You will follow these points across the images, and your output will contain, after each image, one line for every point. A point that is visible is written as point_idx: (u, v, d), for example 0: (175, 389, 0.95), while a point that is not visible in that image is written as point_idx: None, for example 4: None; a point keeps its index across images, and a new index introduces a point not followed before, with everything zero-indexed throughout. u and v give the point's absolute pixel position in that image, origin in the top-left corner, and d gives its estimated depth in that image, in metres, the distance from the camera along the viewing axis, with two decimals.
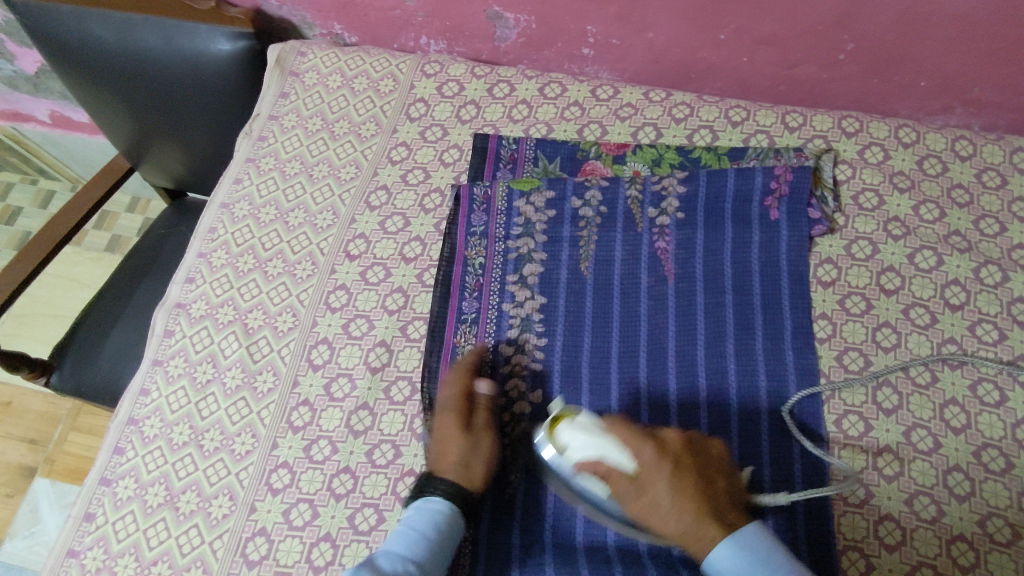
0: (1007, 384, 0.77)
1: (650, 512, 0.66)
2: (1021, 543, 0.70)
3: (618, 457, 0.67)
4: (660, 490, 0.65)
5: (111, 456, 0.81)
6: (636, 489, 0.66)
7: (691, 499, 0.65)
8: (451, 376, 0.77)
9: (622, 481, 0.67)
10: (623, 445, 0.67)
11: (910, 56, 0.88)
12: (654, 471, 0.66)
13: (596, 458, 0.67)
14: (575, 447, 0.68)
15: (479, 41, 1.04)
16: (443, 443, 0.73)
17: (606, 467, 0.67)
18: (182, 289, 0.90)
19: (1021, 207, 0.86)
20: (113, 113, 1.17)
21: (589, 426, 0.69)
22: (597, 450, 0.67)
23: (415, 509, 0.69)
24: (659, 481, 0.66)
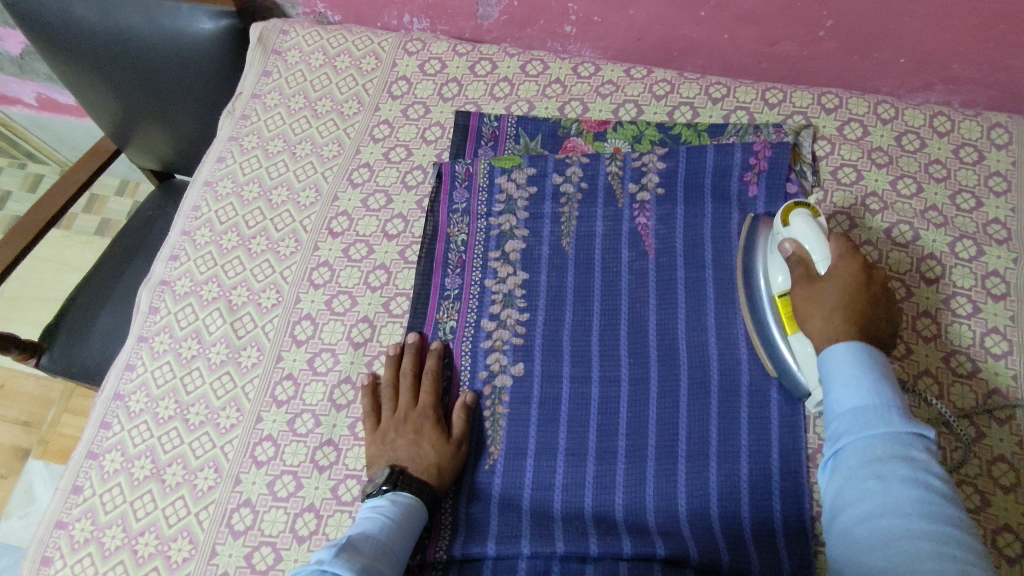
0: (980, 355, 0.78)
1: (813, 303, 0.68)
2: (991, 510, 0.71)
3: (820, 254, 0.71)
4: (829, 290, 0.68)
5: (97, 430, 0.82)
6: (813, 283, 0.70)
7: (852, 310, 0.67)
8: (425, 382, 0.79)
9: (808, 276, 0.70)
10: (829, 251, 0.71)
11: (888, 32, 0.89)
12: (840, 274, 0.69)
13: (806, 245, 0.72)
14: (795, 229, 0.73)
15: (462, 19, 1.04)
16: (423, 448, 0.74)
17: (806, 254, 0.72)
18: (167, 267, 0.91)
19: (997, 182, 0.87)
20: (97, 93, 1.17)
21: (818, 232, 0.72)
22: (811, 243, 0.72)
23: (386, 499, 0.70)
24: (839, 277, 0.69)
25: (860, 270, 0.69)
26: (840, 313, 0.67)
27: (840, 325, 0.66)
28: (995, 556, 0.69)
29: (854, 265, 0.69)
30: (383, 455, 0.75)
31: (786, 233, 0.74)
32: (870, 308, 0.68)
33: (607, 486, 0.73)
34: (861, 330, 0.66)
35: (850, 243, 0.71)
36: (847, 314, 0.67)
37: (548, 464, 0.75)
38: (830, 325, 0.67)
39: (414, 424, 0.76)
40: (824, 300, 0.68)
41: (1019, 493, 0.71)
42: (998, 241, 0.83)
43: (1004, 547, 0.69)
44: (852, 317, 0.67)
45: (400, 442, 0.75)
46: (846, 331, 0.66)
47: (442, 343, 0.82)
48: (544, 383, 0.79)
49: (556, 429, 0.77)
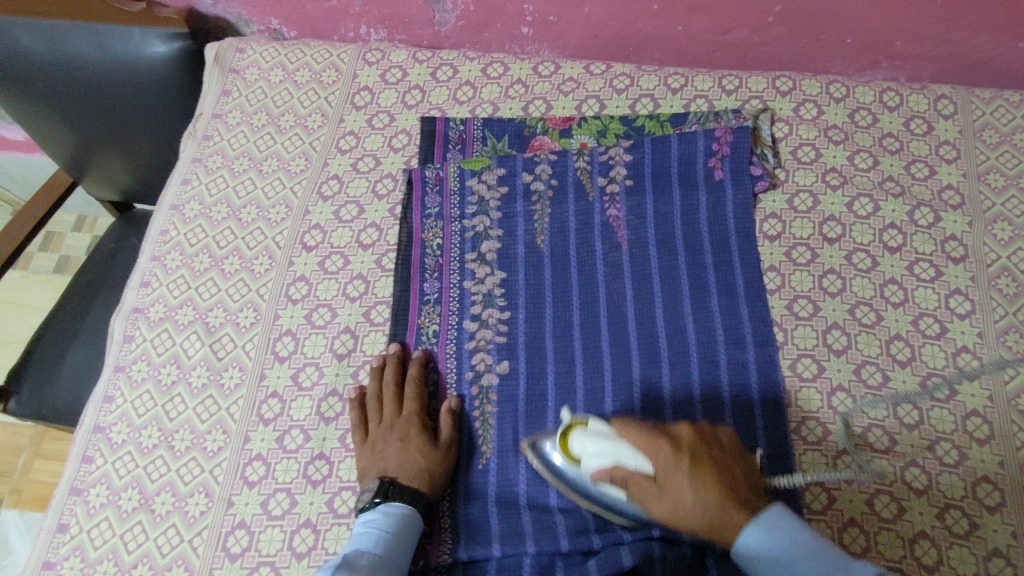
0: (946, 316, 0.81)
1: (676, 506, 0.61)
2: (969, 462, 0.73)
3: (632, 460, 0.63)
4: (684, 484, 0.60)
5: (79, 465, 0.80)
6: (661, 497, 0.61)
7: (719, 483, 0.60)
8: (409, 390, 0.79)
9: (646, 485, 0.62)
10: (631, 448, 0.63)
11: (834, 14, 0.92)
12: (672, 470, 0.61)
13: (611, 464, 0.65)
14: (585, 458, 0.67)
15: (419, 26, 1.05)
16: (411, 454, 0.74)
17: (623, 471, 0.64)
18: (139, 293, 0.89)
19: (947, 150, 0.90)
20: (48, 125, 1.14)
21: (603, 431, 0.66)
22: (613, 453, 0.64)
23: (380, 512, 0.69)
24: (674, 480, 0.61)
25: (679, 447, 0.62)
26: (712, 489, 0.60)
27: (716, 509, 0.59)
28: (977, 506, 0.71)
29: (677, 445, 0.62)
30: (373, 466, 0.74)
31: (580, 467, 0.68)
32: (723, 473, 0.61)
33: None
34: (735, 495, 0.60)
35: (639, 428, 0.64)
36: (719, 488, 0.60)
37: None
38: (704, 504, 0.60)
39: (401, 432, 0.76)
40: (684, 497, 0.60)
41: (994, 444, 0.74)
42: (953, 206, 0.87)
43: (983, 498, 0.71)
44: (723, 499, 0.60)
45: (388, 451, 0.75)
46: (727, 512, 0.59)
47: (425, 351, 0.82)
48: (530, 379, 0.80)
49: (546, 423, 0.77)
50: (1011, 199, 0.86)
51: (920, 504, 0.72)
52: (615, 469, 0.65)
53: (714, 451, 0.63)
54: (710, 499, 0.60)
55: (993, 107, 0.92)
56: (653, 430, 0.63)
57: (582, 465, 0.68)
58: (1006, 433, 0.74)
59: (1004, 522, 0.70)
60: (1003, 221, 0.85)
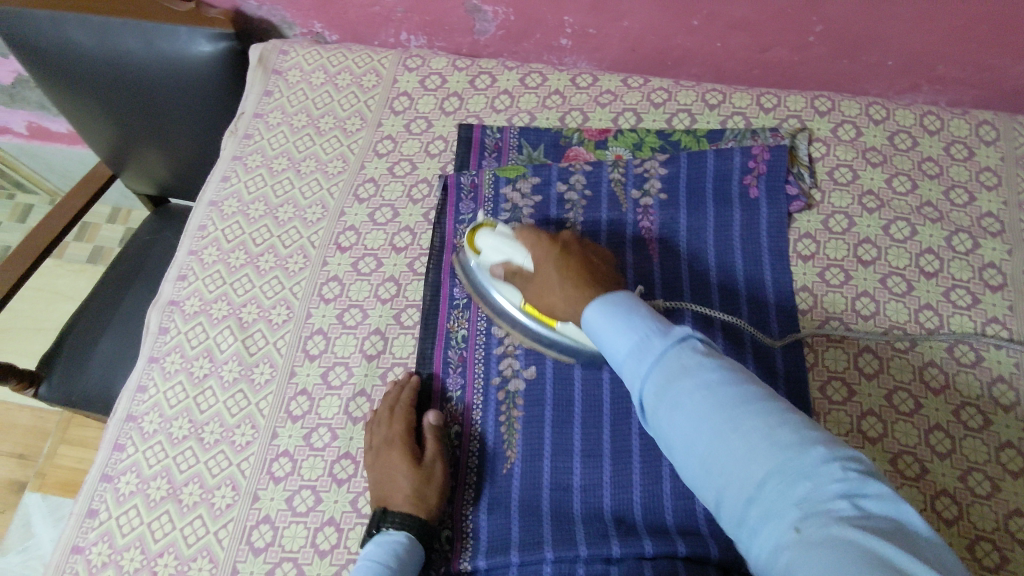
0: (982, 344, 0.79)
1: (545, 289, 0.73)
2: (1001, 495, 0.72)
3: (521, 257, 0.75)
4: (551, 290, 0.72)
5: (111, 453, 0.81)
6: (537, 287, 0.74)
7: (579, 279, 0.70)
8: (396, 414, 0.77)
9: (526, 277, 0.75)
10: (523, 248, 0.76)
11: (877, 36, 0.91)
12: (545, 263, 0.73)
13: (503, 260, 0.77)
14: (484, 250, 0.79)
15: (459, 35, 1.06)
16: (397, 480, 0.73)
17: (512, 266, 0.77)
18: (175, 286, 0.91)
19: (988, 177, 0.89)
20: (93, 119, 1.17)
21: (507, 233, 0.78)
22: (506, 249, 0.77)
23: (374, 544, 0.70)
24: (539, 255, 0.74)
25: (550, 248, 0.73)
26: (568, 282, 0.70)
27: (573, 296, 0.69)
28: (1008, 539, 0.70)
29: (546, 249, 0.74)
30: (372, 491, 0.75)
31: (481, 260, 0.80)
32: (587, 267, 0.71)
33: (625, 486, 0.74)
34: (587, 282, 0.70)
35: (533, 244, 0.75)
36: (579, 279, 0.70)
37: (565, 464, 0.76)
38: (565, 291, 0.70)
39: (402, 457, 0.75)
40: (553, 288, 0.72)
41: None
42: (992, 233, 0.86)
43: (1016, 531, 0.70)
44: (578, 282, 0.70)
45: (382, 476, 0.74)
46: (580, 298, 0.69)
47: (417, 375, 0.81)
48: (556, 386, 0.80)
49: (571, 431, 0.77)
50: None
51: (950, 534, 0.70)
52: (511, 267, 0.77)
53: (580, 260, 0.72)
54: (570, 287, 0.70)
55: None
56: (537, 232, 0.76)
57: (484, 261, 0.80)
58: None
59: None
60: None
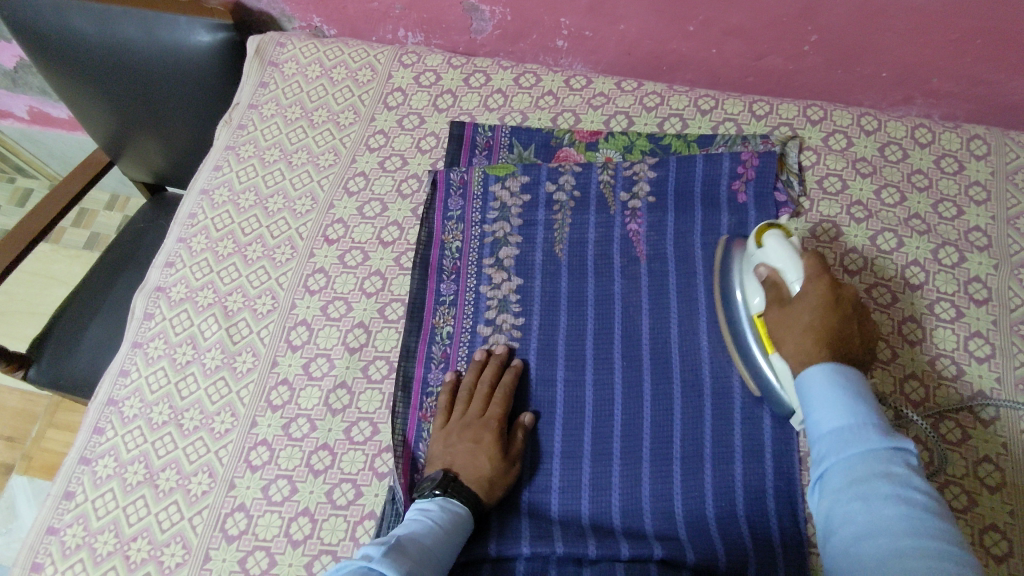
0: (964, 358, 0.79)
1: (787, 328, 0.66)
2: (979, 509, 0.72)
3: (793, 277, 0.68)
4: (805, 315, 0.65)
5: (90, 436, 0.82)
6: (786, 308, 0.67)
7: (830, 336, 0.64)
8: (499, 394, 0.77)
9: (783, 298, 0.68)
10: (802, 270, 0.68)
11: (871, 47, 0.91)
12: (811, 296, 0.65)
13: (777, 268, 0.69)
14: (768, 250, 0.71)
15: (456, 33, 1.06)
16: (479, 458, 0.72)
17: (778, 278, 0.69)
18: (162, 273, 0.91)
19: (977, 191, 0.89)
20: (91, 105, 1.18)
21: (784, 249, 0.70)
22: (784, 266, 0.69)
23: (436, 504, 0.68)
24: (812, 296, 0.65)
25: (830, 291, 0.65)
26: (815, 329, 0.64)
27: (808, 352, 0.63)
28: (983, 554, 0.70)
29: (826, 284, 0.66)
30: (442, 457, 0.74)
31: (760, 255, 0.72)
32: (850, 330, 0.65)
33: (604, 488, 0.74)
34: (835, 353, 0.63)
35: (820, 260, 0.67)
36: (823, 338, 0.64)
37: (544, 466, 0.76)
38: (806, 346, 0.64)
39: (474, 433, 0.74)
40: (795, 322, 0.65)
41: (1005, 492, 0.72)
42: (979, 247, 0.85)
43: (991, 546, 0.70)
44: (828, 345, 0.63)
45: (459, 448, 0.74)
46: (816, 357, 0.63)
47: (506, 350, 0.81)
48: (539, 388, 0.80)
49: (552, 432, 0.78)
50: None
51: None
52: (775, 276, 0.69)
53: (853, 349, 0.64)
54: (808, 343, 0.64)
55: None
56: (823, 267, 0.66)
57: (761, 256, 0.72)
58: (1018, 481, 0.73)
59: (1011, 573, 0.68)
60: None
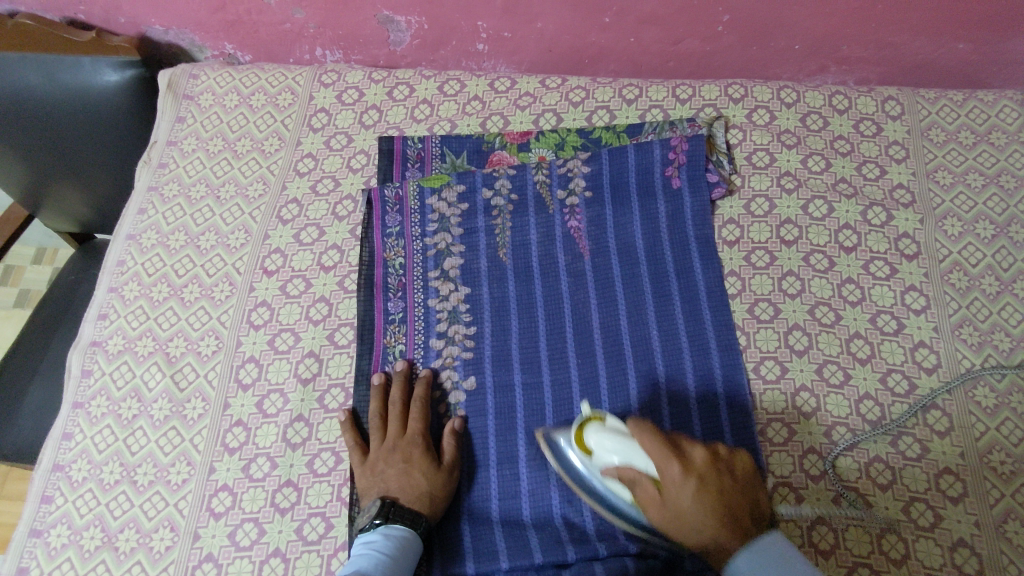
0: (902, 312, 0.82)
1: (679, 522, 0.60)
2: (931, 455, 0.74)
3: (642, 463, 0.63)
4: (682, 501, 0.59)
5: (38, 506, 0.78)
6: (662, 505, 0.61)
7: (720, 511, 0.59)
8: (414, 410, 0.77)
9: (650, 495, 0.62)
10: (649, 455, 0.63)
11: (781, 23, 0.94)
12: (678, 483, 0.60)
13: (622, 463, 0.65)
14: (601, 454, 0.67)
15: (374, 47, 1.05)
16: (412, 476, 0.73)
17: (631, 472, 0.64)
18: (96, 326, 0.88)
19: (896, 150, 0.92)
20: (1, 161, 1.13)
21: (620, 431, 0.67)
22: (626, 455, 0.65)
23: (379, 534, 0.68)
24: (683, 488, 0.59)
25: (686, 467, 0.60)
26: (710, 513, 0.59)
27: (710, 531, 0.59)
28: (940, 497, 0.72)
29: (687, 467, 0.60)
30: (373, 486, 0.73)
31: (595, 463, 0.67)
32: (728, 497, 0.60)
33: (572, 485, 0.74)
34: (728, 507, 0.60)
35: (656, 435, 0.61)
36: (720, 511, 0.59)
37: (512, 472, 0.76)
38: (705, 523, 0.59)
39: (403, 453, 0.75)
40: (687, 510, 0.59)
41: (954, 436, 0.75)
42: (904, 204, 0.89)
43: (946, 489, 0.73)
44: (717, 515, 0.59)
45: (389, 473, 0.74)
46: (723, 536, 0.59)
47: (430, 371, 0.81)
48: (497, 393, 0.80)
49: (515, 436, 0.77)
50: (960, 195, 0.89)
51: (885, 499, 0.73)
52: (626, 471, 0.64)
53: (731, 484, 0.62)
54: (709, 521, 0.59)
55: (938, 107, 0.95)
56: (668, 445, 0.61)
57: (596, 461, 0.68)
58: (965, 424, 0.76)
59: (967, 512, 0.71)
60: (952, 217, 0.87)
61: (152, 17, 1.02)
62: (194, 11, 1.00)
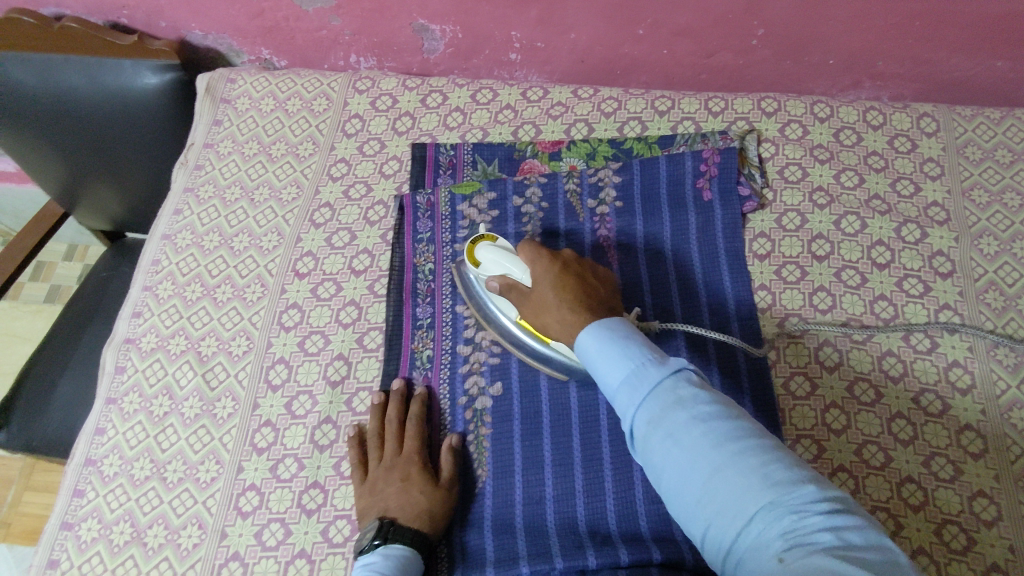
0: (937, 331, 0.81)
1: (546, 313, 0.69)
2: (965, 477, 0.73)
3: (519, 270, 0.73)
4: (547, 295, 0.69)
5: (70, 499, 0.79)
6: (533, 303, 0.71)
7: (578, 296, 0.68)
8: (410, 428, 0.77)
9: (524, 296, 0.73)
10: (522, 260, 0.73)
11: (817, 37, 0.93)
12: (544, 278, 0.70)
13: (503, 273, 0.75)
14: (486, 265, 0.77)
15: (408, 54, 1.06)
16: (411, 494, 0.72)
17: (511, 279, 0.74)
18: (131, 324, 0.89)
19: (931, 167, 0.91)
20: (41, 159, 1.15)
21: (506, 246, 0.76)
22: (508, 263, 0.75)
23: (379, 555, 0.67)
24: (547, 287, 0.69)
25: (550, 262, 0.71)
26: (569, 303, 0.67)
27: (573, 320, 0.66)
28: (974, 520, 0.71)
29: (546, 266, 0.71)
30: (373, 506, 0.73)
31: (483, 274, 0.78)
32: (589, 289, 0.69)
33: (597, 496, 0.74)
34: (592, 305, 0.67)
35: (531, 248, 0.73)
36: (578, 297, 0.68)
37: (537, 478, 0.75)
38: (564, 315, 0.67)
39: (401, 471, 0.75)
40: (550, 309, 0.68)
41: (988, 458, 0.74)
42: (939, 222, 0.88)
43: (980, 512, 0.71)
44: (577, 305, 0.66)
45: (388, 492, 0.73)
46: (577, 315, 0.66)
47: (426, 388, 0.81)
48: (523, 399, 0.79)
49: (541, 443, 0.77)
50: (996, 214, 0.87)
51: (917, 520, 0.72)
52: (510, 280, 0.75)
53: (589, 281, 0.70)
54: (567, 307, 0.67)
55: (975, 124, 0.94)
56: (536, 250, 0.72)
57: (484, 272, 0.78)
58: (1000, 447, 0.74)
59: (1002, 536, 0.70)
60: (988, 236, 0.86)
61: (192, 22, 1.04)
62: (234, 17, 1.02)
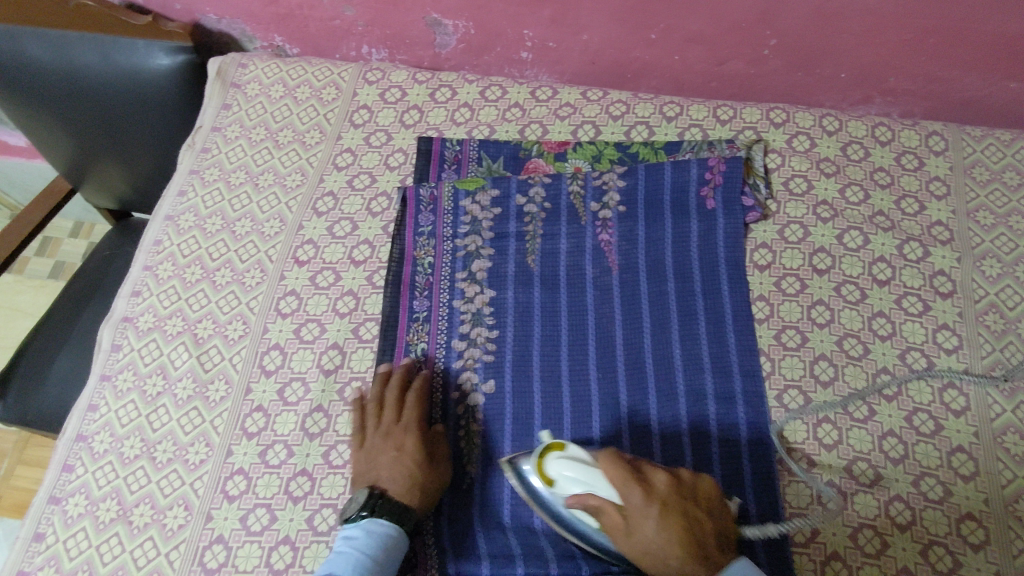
0: (934, 351, 0.81)
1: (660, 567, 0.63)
2: (954, 499, 0.73)
3: (604, 492, 0.65)
4: (647, 525, 0.62)
5: (59, 474, 0.79)
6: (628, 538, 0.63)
7: (688, 534, 0.62)
8: (410, 402, 0.78)
9: (617, 524, 0.64)
10: (607, 480, 0.65)
11: (829, 50, 0.93)
12: (637, 508, 0.63)
13: (584, 493, 0.66)
14: (561, 483, 0.67)
15: (419, 48, 1.06)
16: (403, 469, 0.73)
17: (593, 500, 0.65)
18: (129, 303, 0.90)
19: (938, 186, 0.91)
20: (50, 134, 1.16)
21: (581, 459, 0.67)
22: (585, 477, 0.66)
23: (361, 531, 0.68)
24: (650, 542, 0.62)
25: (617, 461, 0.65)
26: (678, 544, 0.61)
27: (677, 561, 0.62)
28: (961, 543, 0.71)
29: (642, 499, 0.63)
30: (367, 476, 0.74)
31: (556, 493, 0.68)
32: (693, 522, 0.62)
33: None
34: (698, 541, 0.62)
35: (616, 467, 0.64)
36: (682, 527, 0.62)
37: None
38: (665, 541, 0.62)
39: (397, 443, 0.75)
40: (653, 549, 0.62)
41: (979, 481, 0.73)
42: (942, 242, 0.87)
43: (967, 535, 0.71)
44: (685, 543, 0.61)
45: (382, 463, 0.74)
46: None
47: (429, 369, 0.82)
48: (516, 400, 0.79)
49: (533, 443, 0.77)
50: (1001, 236, 0.87)
51: (903, 540, 0.71)
52: (589, 501, 0.65)
53: (692, 508, 0.63)
54: (675, 543, 0.62)
55: (984, 145, 0.93)
56: (629, 472, 0.64)
57: (556, 488, 0.68)
58: (991, 470, 0.74)
59: (988, 560, 0.69)
60: (991, 258, 0.86)
61: (207, 5, 1.05)
62: (248, 2, 1.03)
